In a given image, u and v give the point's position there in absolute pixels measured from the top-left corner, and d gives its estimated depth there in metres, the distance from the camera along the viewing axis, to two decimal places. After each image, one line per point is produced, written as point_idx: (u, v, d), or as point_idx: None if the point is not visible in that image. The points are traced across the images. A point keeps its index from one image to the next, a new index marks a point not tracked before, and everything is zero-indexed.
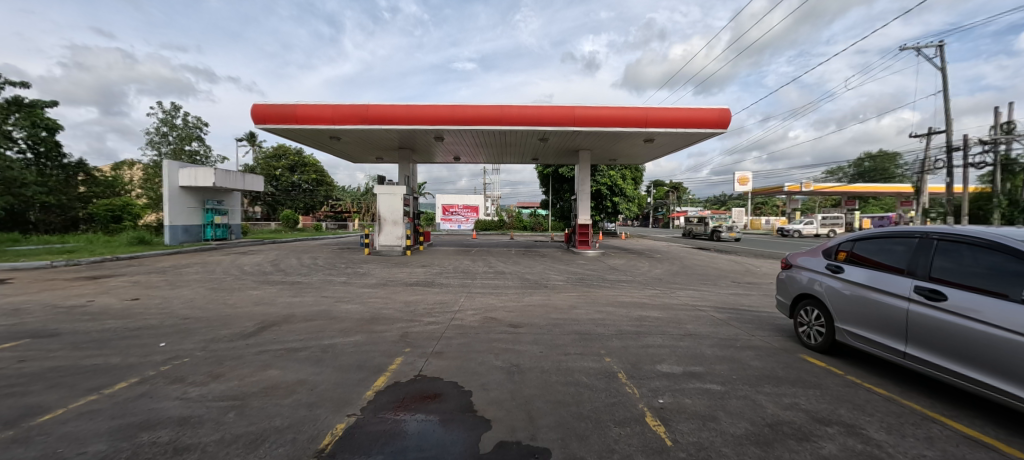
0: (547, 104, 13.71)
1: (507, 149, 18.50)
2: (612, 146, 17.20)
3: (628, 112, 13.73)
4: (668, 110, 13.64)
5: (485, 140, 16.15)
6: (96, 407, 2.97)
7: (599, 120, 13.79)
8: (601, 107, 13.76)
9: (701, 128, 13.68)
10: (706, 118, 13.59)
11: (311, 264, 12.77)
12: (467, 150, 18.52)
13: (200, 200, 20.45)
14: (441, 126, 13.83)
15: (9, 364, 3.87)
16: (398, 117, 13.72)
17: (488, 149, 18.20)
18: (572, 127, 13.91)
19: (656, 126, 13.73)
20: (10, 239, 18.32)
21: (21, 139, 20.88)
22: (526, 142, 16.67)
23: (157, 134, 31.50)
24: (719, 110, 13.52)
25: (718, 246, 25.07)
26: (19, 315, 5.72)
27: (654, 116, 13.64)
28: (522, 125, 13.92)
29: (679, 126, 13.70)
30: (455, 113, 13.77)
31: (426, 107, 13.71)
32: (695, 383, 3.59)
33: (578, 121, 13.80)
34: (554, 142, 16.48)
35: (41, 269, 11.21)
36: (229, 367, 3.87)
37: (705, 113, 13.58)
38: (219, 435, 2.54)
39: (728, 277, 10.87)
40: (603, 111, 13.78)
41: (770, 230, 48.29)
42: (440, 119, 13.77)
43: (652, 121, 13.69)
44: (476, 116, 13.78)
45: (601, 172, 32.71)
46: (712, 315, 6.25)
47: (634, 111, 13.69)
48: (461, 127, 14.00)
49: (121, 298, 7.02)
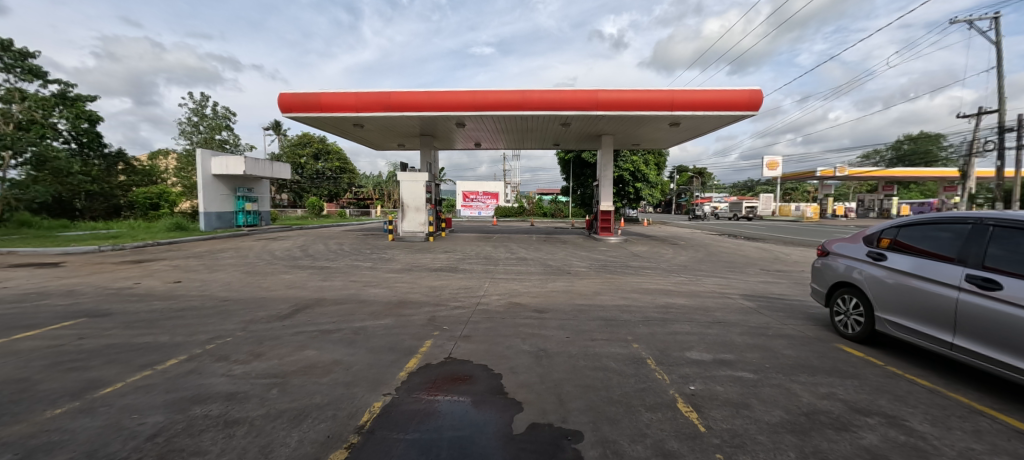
0: (569, 88, 13.38)
1: (528, 135, 18.29)
2: (635, 130, 16.73)
3: (653, 95, 13.26)
4: (696, 92, 13.08)
5: (505, 126, 15.97)
6: (150, 381, 3.18)
7: (622, 103, 13.39)
8: (625, 91, 13.36)
9: (731, 110, 13.10)
10: (737, 99, 13.00)
11: (337, 250, 13.20)
12: (487, 135, 18.38)
13: (231, 188, 21.16)
14: (461, 112, 13.74)
15: (71, 341, 4.19)
16: (420, 104, 13.70)
17: (509, 134, 18.00)
18: (594, 111, 13.63)
19: (682, 109, 13.23)
20: (60, 226, 19.48)
21: (65, 131, 21.66)
22: (547, 127, 16.38)
23: (189, 124, 32.43)
24: (751, 90, 12.91)
25: (745, 233, 24.44)
26: (74, 296, 6.11)
27: (680, 98, 13.13)
28: (543, 110, 13.63)
29: (707, 108, 13.13)
30: (476, 99, 13.63)
31: (447, 92, 13.61)
32: (727, 370, 3.56)
33: (600, 105, 13.47)
34: (576, 127, 16.14)
35: (91, 253, 11.92)
36: (269, 347, 4.06)
37: (735, 95, 12.98)
38: (265, 409, 2.69)
39: (756, 265, 10.62)
40: (627, 94, 13.35)
41: (801, 217, 46.70)
42: (461, 105, 13.68)
43: (678, 105, 13.20)
44: (497, 101, 13.59)
45: (623, 157, 32.23)
46: (740, 303, 6.12)
47: (659, 94, 13.22)
48: (481, 113, 13.87)
49: (164, 281, 7.43)
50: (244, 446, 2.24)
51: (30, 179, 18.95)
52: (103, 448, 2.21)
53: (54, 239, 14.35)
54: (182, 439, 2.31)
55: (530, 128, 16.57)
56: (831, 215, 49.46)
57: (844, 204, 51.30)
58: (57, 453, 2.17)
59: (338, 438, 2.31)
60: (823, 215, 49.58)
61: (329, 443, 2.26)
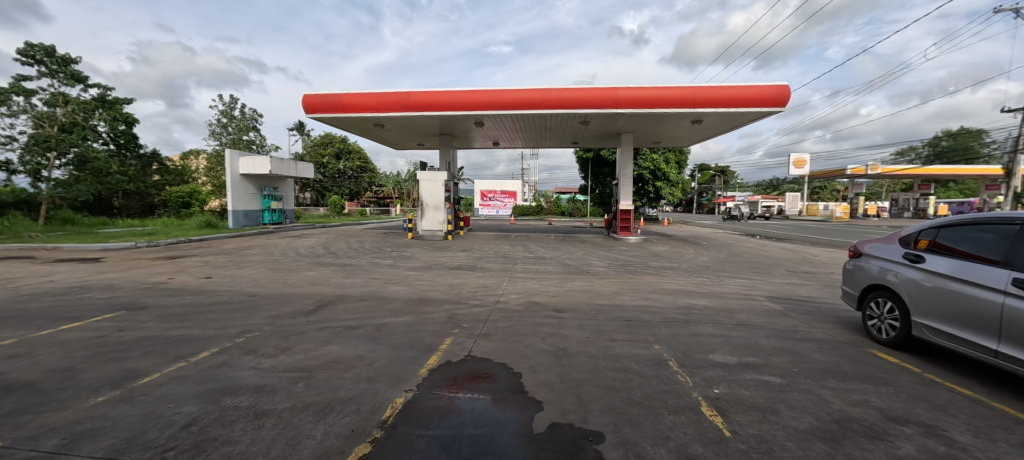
0: (588, 85, 13.26)
1: (546, 134, 18.24)
2: (655, 128, 16.45)
3: (674, 92, 13.02)
4: (719, 89, 12.75)
5: (524, 125, 15.96)
6: (184, 372, 3.31)
7: (642, 101, 13.20)
8: (645, 88, 13.16)
9: (756, 107, 12.73)
10: (763, 95, 12.62)
11: (359, 247, 13.47)
12: (505, 134, 18.40)
13: (258, 187, 21.87)
14: (480, 111, 13.80)
15: (111, 332, 4.41)
16: (439, 103, 13.83)
17: (527, 133, 17.98)
18: (614, 109, 13.46)
19: (704, 106, 12.92)
20: (99, 223, 20.63)
21: (104, 133, 22.81)
22: (566, 125, 16.28)
23: (218, 125, 33.67)
24: (777, 86, 12.52)
25: (770, 234, 23.69)
26: (113, 290, 6.43)
27: (703, 95, 12.83)
28: (562, 108, 13.54)
29: (731, 105, 12.78)
30: (494, 98, 13.65)
31: (466, 91, 13.69)
32: (753, 374, 3.46)
33: (620, 103, 13.30)
34: (595, 125, 15.98)
35: (128, 249, 12.53)
36: (295, 342, 4.17)
37: (761, 90, 12.60)
38: (292, 402, 2.76)
39: (783, 266, 10.29)
40: (648, 91, 13.15)
41: (830, 217, 44.93)
42: (479, 104, 13.72)
43: (700, 102, 12.91)
44: (515, 99, 13.58)
45: (642, 155, 31.78)
46: (765, 305, 5.94)
47: (680, 90, 12.97)
48: (500, 112, 13.89)
49: (196, 276, 7.73)
50: (272, 437, 2.30)
51: (73, 178, 20.14)
52: (142, 436, 2.31)
53: (96, 235, 15.16)
54: (214, 428, 2.39)
55: (549, 127, 16.51)
56: (862, 215, 47.41)
57: (876, 204, 49.07)
58: (100, 439, 2.28)
59: (362, 432, 2.35)
60: (853, 215, 47.61)
61: (353, 436, 2.30)
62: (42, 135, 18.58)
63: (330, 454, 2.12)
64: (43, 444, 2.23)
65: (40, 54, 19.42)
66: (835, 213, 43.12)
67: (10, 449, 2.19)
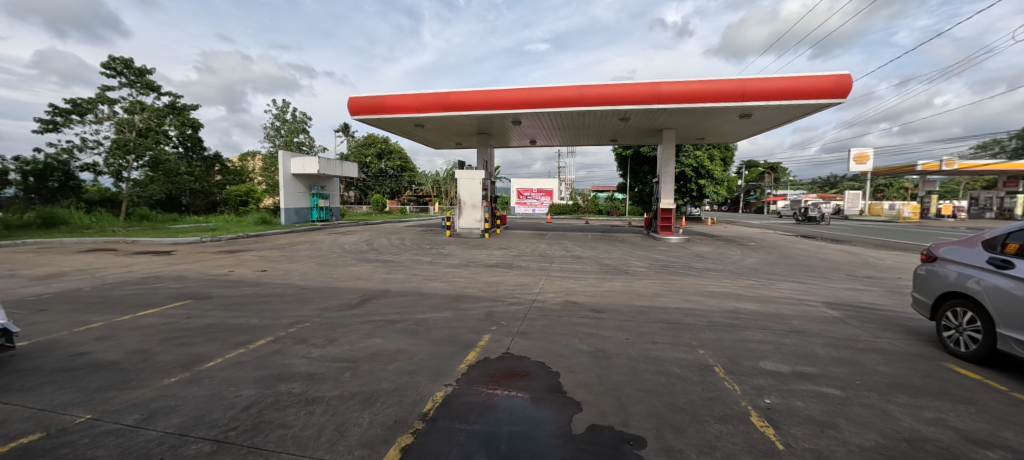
0: (628, 81, 12.96)
1: (583, 131, 18.01)
2: (698, 123, 15.79)
3: (720, 85, 12.45)
4: (770, 80, 12.04)
5: (562, 122, 15.85)
6: (243, 358, 3.57)
7: (686, 95, 12.72)
8: (689, 82, 12.67)
9: (812, 99, 11.91)
10: (820, 86, 11.77)
11: (399, 244, 13.95)
12: (542, 132, 18.36)
13: (307, 186, 23.18)
14: (517, 110, 13.85)
15: (182, 319, 4.84)
16: (477, 103, 14.03)
17: (564, 131, 17.86)
18: (655, 105, 13.07)
19: (753, 99, 12.26)
20: (170, 219, 22.79)
21: (175, 137, 24.35)
22: (605, 122, 15.99)
23: (272, 128, 36.01)
24: (837, 75, 11.62)
25: (825, 235, 21.98)
26: (183, 280, 7.04)
27: (752, 88, 12.16)
28: (600, 105, 13.31)
29: (784, 97, 12.04)
30: (531, 96, 13.64)
31: (503, 90, 13.78)
32: (808, 384, 3.23)
33: (661, 98, 12.91)
34: (635, 121, 15.58)
35: (195, 243, 13.71)
36: (341, 333, 4.38)
37: (818, 81, 11.76)
38: (339, 391, 2.89)
39: (842, 270, 9.55)
40: (691, 85, 12.65)
41: (897, 217, 41.00)
42: (517, 103, 13.76)
43: (749, 95, 12.24)
44: (552, 97, 13.49)
45: (685, 152, 30.68)
46: (821, 311, 5.54)
47: (727, 83, 12.38)
48: (537, 110, 13.86)
49: (253, 269, 8.32)
50: (321, 423, 2.41)
51: (147, 178, 22.23)
52: (207, 415, 2.51)
53: (169, 230, 16.80)
54: (270, 412, 2.55)
55: (587, 124, 16.31)
56: (936, 215, 42.92)
57: (953, 203, 44.20)
58: (172, 416, 2.50)
59: (404, 423, 2.41)
60: (925, 215, 43.19)
61: (396, 426, 2.38)
62: (122, 140, 20.65)
63: (374, 442, 2.20)
64: (125, 418, 2.48)
65: (120, 67, 21.55)
66: (904, 212, 39.30)
67: (99, 421, 2.46)
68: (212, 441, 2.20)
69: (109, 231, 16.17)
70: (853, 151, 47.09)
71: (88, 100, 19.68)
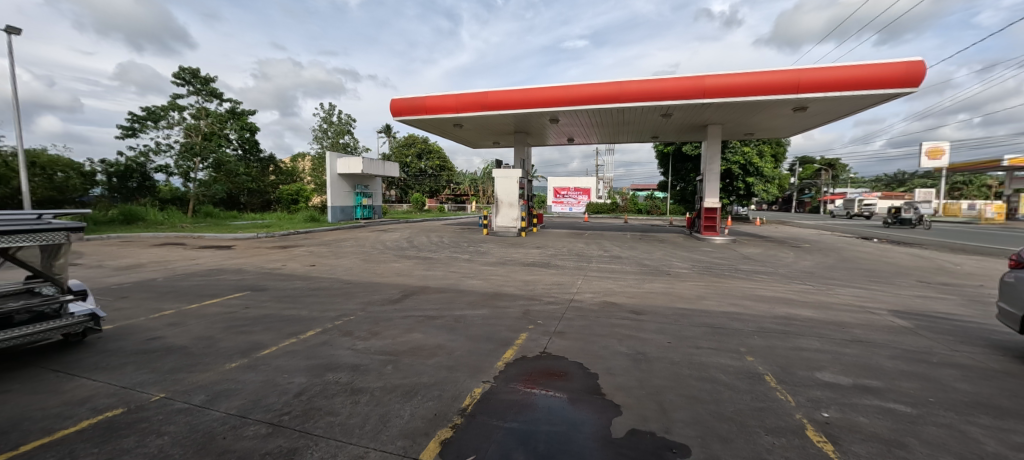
0: (671, 76, 12.53)
1: (622, 128, 17.62)
2: (746, 118, 14.99)
3: (772, 77, 11.74)
4: (829, 70, 11.22)
5: (602, 120, 15.60)
6: (294, 347, 3.80)
7: (734, 89, 12.09)
8: (737, 74, 12.03)
9: (878, 89, 10.96)
10: (888, 75, 10.80)
11: (438, 242, 14.32)
12: (580, 130, 18.16)
13: (352, 185, 24.30)
14: (555, 108, 13.76)
15: (241, 309, 5.24)
16: (515, 102, 14.09)
17: (602, 128, 17.57)
18: (700, 99, 12.53)
19: (809, 91, 11.47)
20: (230, 216, 24.66)
21: (235, 140, 26.06)
22: (645, 119, 15.57)
23: (320, 130, 38.04)
24: (909, 62, 10.62)
25: (891, 237, 20.10)
26: (242, 273, 7.62)
27: (808, 79, 11.37)
28: (641, 101, 12.96)
29: (844, 88, 11.17)
30: (569, 94, 13.50)
31: (542, 89, 13.74)
32: (872, 399, 2.98)
33: (707, 93, 12.36)
34: (678, 117, 15.04)
35: (253, 238, 14.79)
36: (384, 327, 4.55)
37: (886, 69, 10.80)
38: (382, 383, 3.01)
39: (912, 276, 8.72)
40: (740, 78, 12.02)
41: (979, 218, 36.80)
42: (555, 100, 13.67)
43: (804, 86, 11.46)
44: (591, 94, 13.29)
45: (731, 148, 29.29)
46: (888, 320, 5.08)
47: (780, 75, 11.65)
48: (575, 108, 13.71)
49: (303, 264, 8.85)
50: (366, 413, 2.52)
51: (211, 178, 24.17)
52: (263, 399, 2.69)
53: (230, 227, 18.20)
54: (319, 399, 2.69)
55: (627, 121, 15.96)
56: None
57: None
58: (232, 399, 2.71)
59: (444, 417, 2.47)
60: (1015, 216, 38.43)
61: (435, 420, 2.43)
62: (190, 143, 22.65)
63: (415, 434, 2.27)
64: (193, 398, 2.71)
65: (189, 76, 23.57)
66: (987, 213, 35.20)
67: (171, 400, 2.71)
68: (268, 424, 2.36)
69: (179, 227, 17.79)
70: (924, 145, 42.96)
71: (161, 107, 21.67)
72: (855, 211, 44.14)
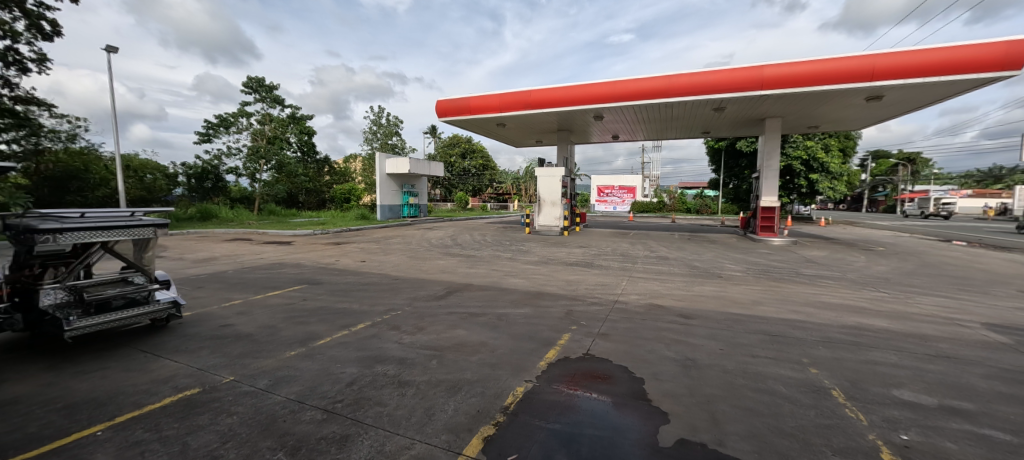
0: (724, 67, 11.88)
1: (670, 124, 16.97)
2: (810, 109, 13.90)
3: (840, 64, 10.78)
4: (909, 54, 10.12)
5: (648, 116, 15.14)
6: (346, 339, 4.05)
7: (795, 79, 11.24)
8: (799, 63, 11.17)
9: (970, 73, 9.73)
10: (984, 56, 9.55)
11: (481, 240, 14.59)
12: (626, 127, 17.72)
13: (399, 184, 25.30)
14: (599, 104, 13.53)
15: (299, 300, 5.65)
16: (558, 99, 14.00)
17: (649, 124, 17.03)
18: (757, 91, 11.76)
19: (884, 78, 10.42)
20: (289, 214, 26.54)
21: (296, 144, 28.05)
22: (696, 114, 14.90)
23: (369, 132, 39.93)
24: (1011, 42, 9.33)
25: (987, 240, 17.73)
26: (300, 267, 8.23)
27: (884, 65, 10.33)
28: (690, 95, 12.41)
29: (928, 74, 10.03)
30: (614, 90, 13.23)
31: (586, 85, 13.55)
32: (961, 424, 2.67)
33: (764, 84, 11.58)
34: (732, 111, 14.25)
35: (311, 235, 15.88)
36: (429, 323, 4.72)
37: (981, 50, 9.55)
38: (428, 377, 3.13)
39: (1013, 285, 7.67)
40: (803, 67, 11.15)
41: None
42: (599, 97, 13.44)
43: (879, 73, 10.42)
44: (637, 90, 12.94)
45: (793, 142, 27.28)
46: (983, 336, 4.50)
47: (849, 61, 10.68)
48: (619, 104, 13.40)
49: (354, 260, 9.38)
50: (413, 405, 2.64)
51: (274, 179, 26.17)
52: (320, 386, 2.90)
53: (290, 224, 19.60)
54: (370, 390, 2.85)
55: (675, 116, 15.37)
56: None
57: None
58: (293, 385, 2.94)
59: (487, 414, 2.53)
60: None
61: (479, 416, 2.50)
62: (256, 147, 24.75)
63: (460, 429, 2.34)
64: (258, 382, 2.98)
65: (255, 85, 25.63)
66: None
67: (240, 383, 2.99)
68: (324, 410, 2.54)
69: (247, 224, 19.46)
70: None
71: (232, 114, 23.76)
72: (932, 211, 39.93)
